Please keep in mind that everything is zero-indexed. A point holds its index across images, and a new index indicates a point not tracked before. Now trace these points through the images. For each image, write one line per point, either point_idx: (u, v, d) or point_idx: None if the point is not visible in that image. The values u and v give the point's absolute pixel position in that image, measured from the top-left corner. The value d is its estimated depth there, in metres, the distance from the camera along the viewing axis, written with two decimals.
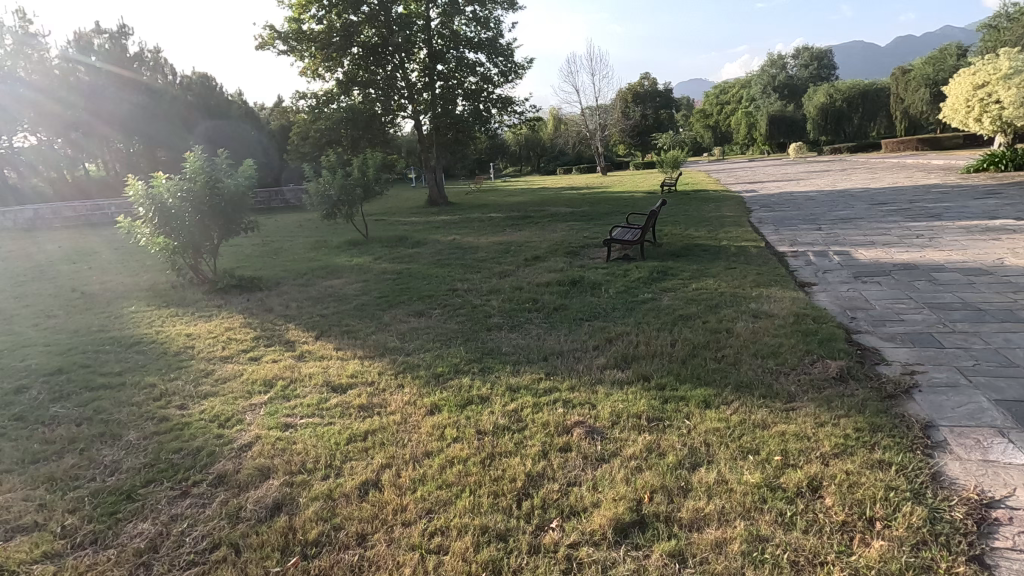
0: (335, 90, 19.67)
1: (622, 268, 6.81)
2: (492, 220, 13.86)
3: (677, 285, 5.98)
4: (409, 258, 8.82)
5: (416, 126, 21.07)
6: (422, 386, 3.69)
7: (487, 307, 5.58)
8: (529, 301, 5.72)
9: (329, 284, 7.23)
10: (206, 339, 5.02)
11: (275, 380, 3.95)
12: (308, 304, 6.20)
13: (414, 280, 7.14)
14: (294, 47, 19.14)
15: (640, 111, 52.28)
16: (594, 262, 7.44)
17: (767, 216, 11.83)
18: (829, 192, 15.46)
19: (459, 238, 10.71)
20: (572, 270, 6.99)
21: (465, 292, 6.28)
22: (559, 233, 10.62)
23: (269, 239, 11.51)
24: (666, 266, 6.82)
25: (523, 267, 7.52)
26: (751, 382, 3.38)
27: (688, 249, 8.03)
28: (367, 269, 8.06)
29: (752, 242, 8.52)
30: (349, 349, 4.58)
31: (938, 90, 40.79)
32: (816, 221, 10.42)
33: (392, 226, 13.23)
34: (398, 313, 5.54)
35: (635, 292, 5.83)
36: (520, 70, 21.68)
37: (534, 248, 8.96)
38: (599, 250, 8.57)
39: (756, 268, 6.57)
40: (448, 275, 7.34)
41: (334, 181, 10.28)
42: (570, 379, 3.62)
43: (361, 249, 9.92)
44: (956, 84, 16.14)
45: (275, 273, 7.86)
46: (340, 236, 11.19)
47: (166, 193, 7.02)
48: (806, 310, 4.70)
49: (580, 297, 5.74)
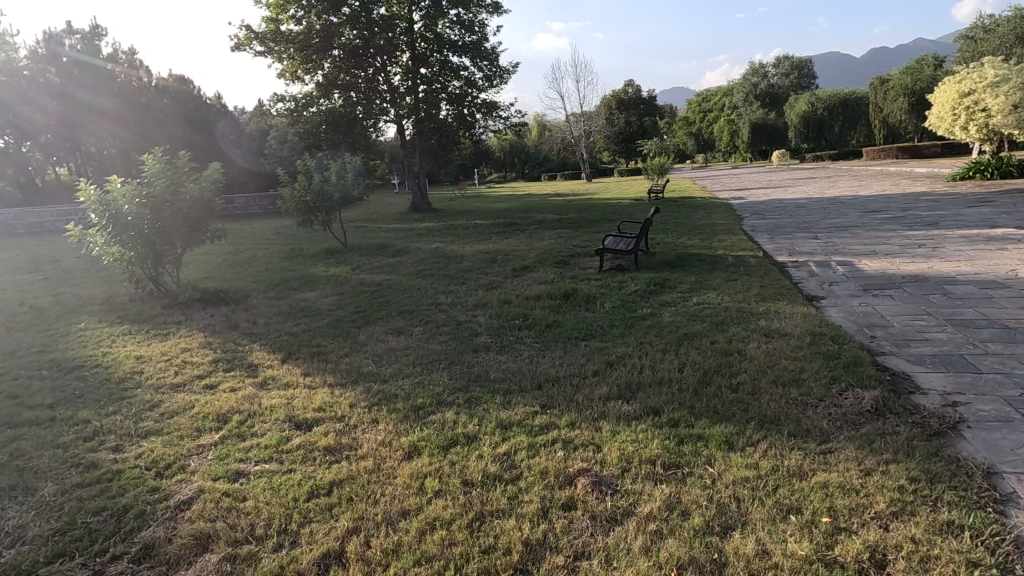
0: (314, 94, 19.07)
1: (617, 280, 6.40)
2: (478, 227, 13.41)
3: (677, 298, 5.58)
4: (390, 268, 8.33)
5: (398, 131, 20.57)
6: (399, 423, 3.20)
7: (473, 324, 5.12)
8: (519, 316, 5.27)
9: (302, 297, 6.70)
10: (157, 364, 4.48)
11: (229, 415, 3.43)
12: (277, 320, 5.67)
13: (395, 293, 6.66)
14: (272, 48, 18.52)
15: (624, 118, 52.40)
16: (586, 273, 7.04)
17: (760, 224, 11.56)
18: (818, 199, 15.30)
19: (443, 247, 10.23)
20: (564, 281, 6.57)
21: (449, 306, 5.81)
22: (548, 242, 10.21)
23: (242, 247, 10.91)
24: (663, 278, 6.43)
25: (511, 278, 7.09)
26: (777, 418, 2.96)
27: (683, 259, 7.67)
28: (344, 280, 7.56)
29: (749, 251, 8.19)
30: (319, 375, 4.07)
31: (916, 99, 41.34)
32: (811, 229, 10.16)
33: (373, 233, 12.71)
34: (376, 331, 5.05)
35: (633, 306, 5.42)
36: (505, 74, 21.33)
37: (522, 257, 8.53)
38: (591, 259, 8.18)
39: (758, 280, 6.21)
40: (431, 287, 6.87)
41: (311, 186, 9.73)
42: (569, 413, 3.16)
43: (339, 258, 9.41)
44: (942, 92, 16.11)
45: (244, 285, 7.31)
46: (317, 244, 10.66)
47: (122, 198, 6.45)
48: (821, 329, 4.32)
49: (574, 313, 5.30)
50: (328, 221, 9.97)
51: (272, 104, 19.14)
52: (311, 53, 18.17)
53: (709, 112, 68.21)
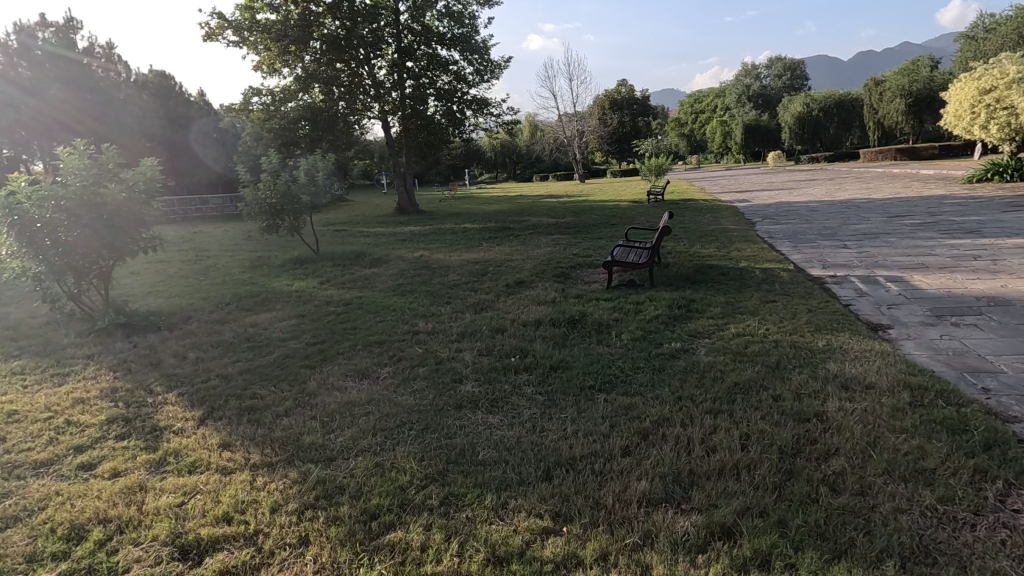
0: (293, 88, 17.84)
1: (632, 301, 5.34)
2: (466, 231, 12.34)
3: (711, 327, 4.54)
4: (363, 281, 7.20)
5: (384, 128, 19.44)
6: (338, 550, 2.11)
7: (456, 363, 4.03)
8: (516, 353, 4.18)
9: (253, 320, 5.57)
10: (30, 426, 3.32)
11: (87, 530, 2.30)
12: (212, 354, 4.53)
13: (365, 315, 5.55)
14: (247, 38, 17.25)
15: (617, 118, 51.60)
16: (592, 290, 6.00)
17: (775, 229, 10.62)
18: (829, 202, 14.40)
19: (427, 255, 9.13)
20: (567, 302, 5.50)
21: (429, 336, 4.72)
22: (544, 249, 9.16)
23: (202, 256, 9.77)
24: (687, 298, 5.39)
25: (504, 296, 6.02)
26: (923, 554, 1.90)
27: (703, 274, 6.65)
28: (309, 297, 6.45)
29: (776, 263, 7.19)
30: (241, 449, 2.94)
31: (914, 100, 40.59)
32: (836, 236, 9.21)
33: (353, 238, 11.61)
34: (332, 375, 3.93)
35: (657, 338, 4.37)
36: (497, 69, 20.27)
37: (517, 269, 7.47)
38: (596, 272, 7.14)
39: (801, 301, 5.18)
40: (409, 307, 5.78)
41: (276, 184, 8.55)
42: (597, 537, 2.09)
43: (307, 268, 8.29)
44: (957, 89, 15.27)
45: (186, 307, 6.15)
46: (286, 252, 9.51)
47: (27, 200, 5.25)
48: (918, 379, 3.24)
49: (584, 348, 4.22)
50: (296, 225, 8.81)
51: (248, 100, 17.90)
52: (289, 44, 16.95)
53: (701, 112, 67.73)
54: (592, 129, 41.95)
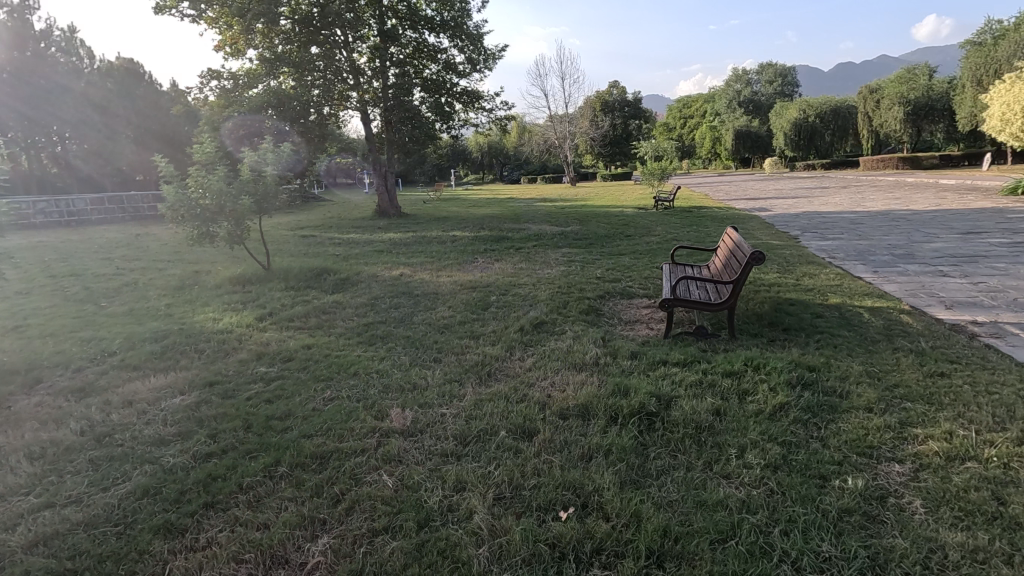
0: (259, 72, 15.52)
1: (723, 374, 3.47)
2: (457, 241, 10.53)
3: (886, 435, 2.71)
4: (321, 316, 5.25)
5: (363, 121, 17.45)
6: None
7: (459, 530, 2.11)
8: (568, 497, 2.29)
9: (129, 391, 3.56)
10: None
11: None
12: (11, 483, 2.51)
13: (311, 383, 3.62)
14: (206, 13, 15.11)
15: (609, 120, 50.11)
16: (649, 345, 4.13)
17: (828, 245, 8.97)
18: (865, 214, 12.82)
19: (409, 275, 7.19)
20: (621, 371, 3.60)
21: (410, 444, 2.78)
22: (558, 270, 7.28)
23: (122, 274, 7.81)
24: (807, 365, 3.57)
25: (519, 350, 4.13)
26: None
27: (791, 317, 4.82)
28: (237, 345, 4.49)
29: (878, 299, 5.39)
30: None
31: (914, 109, 39.18)
32: (915, 258, 7.51)
33: (318, 250, 9.64)
34: (213, 565, 1.98)
35: (812, 460, 2.52)
36: (491, 59, 18.36)
37: (528, 301, 5.62)
38: (639, 312, 5.27)
39: (989, 375, 3.34)
40: (381, 368, 3.86)
41: (209, 180, 6.42)
42: None
43: (253, 290, 6.37)
44: (1005, 90, 13.75)
45: (44, 362, 4.15)
46: (231, 267, 7.58)
47: None
48: None
49: (690, 489, 2.35)
50: (237, 234, 6.72)
51: (205, 84, 15.66)
52: (252, 20, 14.74)
53: (692, 118, 66.97)
54: (584, 130, 40.19)
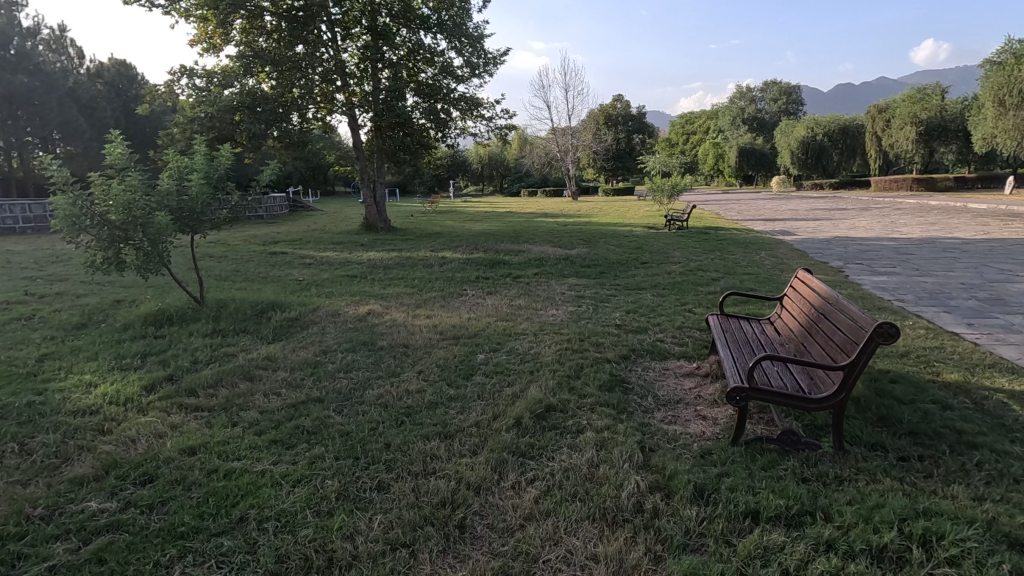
0: (235, 69, 14.16)
1: (869, 560, 1.96)
2: (443, 264, 9.08)
3: None
4: (235, 386, 3.73)
5: (351, 127, 16.01)
6: None
7: None
8: None
9: None
10: None
11: None
12: None
13: (156, 548, 2.11)
14: (178, 4, 13.75)
15: (612, 133, 49.07)
16: (718, 469, 2.63)
17: (887, 282, 7.49)
18: (909, 241, 11.36)
19: (377, 314, 5.71)
20: (687, 549, 2.07)
21: None
22: (564, 311, 5.79)
23: (19, 303, 6.23)
24: (1006, 539, 2.07)
25: (512, 472, 2.64)
26: None
27: (908, 408, 3.32)
28: (85, 442, 2.95)
29: (1014, 376, 3.87)
30: None
31: (928, 129, 37.81)
32: (1009, 304, 6.02)
33: (280, 273, 8.17)
34: None
35: None
36: (491, 65, 17.03)
37: (527, 364, 4.12)
38: (685, 391, 3.76)
39: None
40: (285, 509, 2.34)
41: (113, 190, 4.92)
42: None
43: (167, 334, 4.86)
44: None
45: None
46: (160, 298, 6.07)
47: None
48: None
49: None
50: (154, 259, 5.22)
51: (176, 82, 14.23)
52: (229, 12, 13.38)
53: (696, 135, 66.10)
54: (587, 144, 38.96)
